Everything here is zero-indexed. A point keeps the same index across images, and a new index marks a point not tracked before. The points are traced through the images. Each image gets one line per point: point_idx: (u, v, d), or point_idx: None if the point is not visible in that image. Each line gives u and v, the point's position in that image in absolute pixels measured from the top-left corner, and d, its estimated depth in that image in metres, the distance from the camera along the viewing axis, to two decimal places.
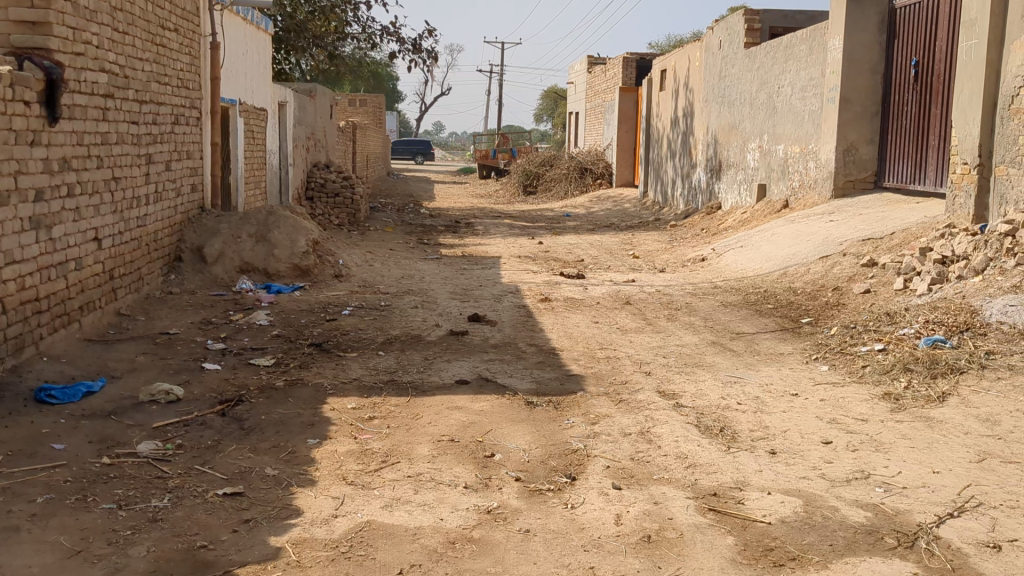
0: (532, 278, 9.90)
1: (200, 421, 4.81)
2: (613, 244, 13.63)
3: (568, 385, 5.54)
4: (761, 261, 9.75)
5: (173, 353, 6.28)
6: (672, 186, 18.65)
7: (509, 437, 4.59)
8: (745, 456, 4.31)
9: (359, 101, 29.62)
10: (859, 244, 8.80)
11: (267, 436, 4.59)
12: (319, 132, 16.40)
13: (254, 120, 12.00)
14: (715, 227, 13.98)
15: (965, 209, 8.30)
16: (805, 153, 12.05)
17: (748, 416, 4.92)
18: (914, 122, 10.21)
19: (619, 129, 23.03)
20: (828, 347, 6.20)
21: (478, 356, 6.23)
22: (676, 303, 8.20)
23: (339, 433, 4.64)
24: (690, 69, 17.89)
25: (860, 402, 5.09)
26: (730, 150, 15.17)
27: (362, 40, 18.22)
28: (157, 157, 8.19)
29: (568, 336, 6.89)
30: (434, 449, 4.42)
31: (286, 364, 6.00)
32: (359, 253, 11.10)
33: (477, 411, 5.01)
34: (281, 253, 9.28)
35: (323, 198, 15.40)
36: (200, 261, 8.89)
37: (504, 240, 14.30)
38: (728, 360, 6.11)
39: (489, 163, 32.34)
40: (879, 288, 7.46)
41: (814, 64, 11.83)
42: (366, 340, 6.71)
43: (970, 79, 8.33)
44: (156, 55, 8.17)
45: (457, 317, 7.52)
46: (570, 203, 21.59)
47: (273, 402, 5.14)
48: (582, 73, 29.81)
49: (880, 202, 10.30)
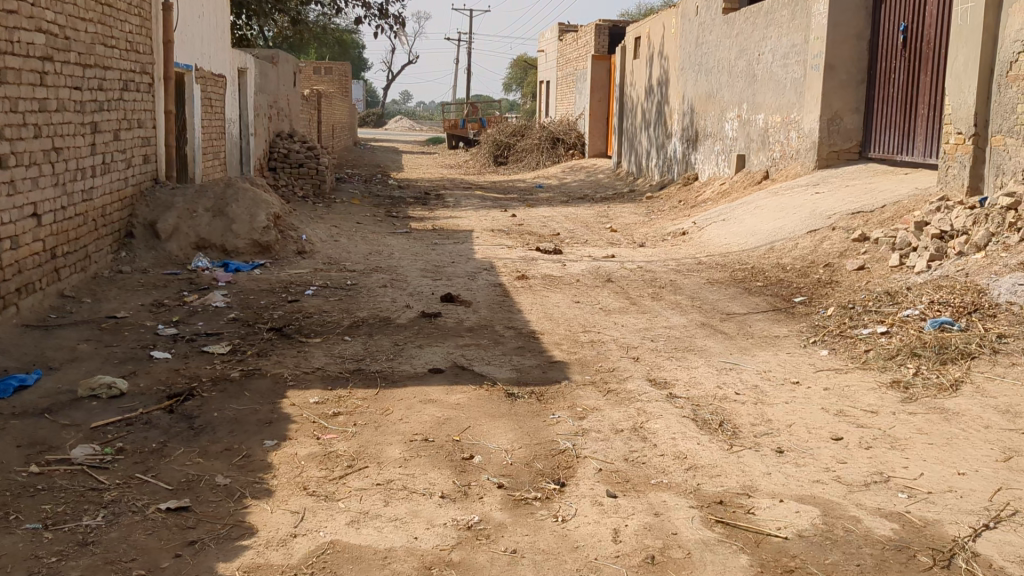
0: (506, 254, 9.44)
1: (145, 419, 4.32)
2: (589, 217, 13.21)
3: (550, 374, 5.11)
4: (746, 235, 9.36)
5: (119, 340, 5.76)
6: (647, 156, 18.23)
7: (489, 436, 4.15)
8: (750, 456, 3.90)
9: (324, 69, 29.00)
10: (848, 218, 8.42)
11: (219, 437, 4.12)
12: (282, 99, 15.77)
13: (211, 86, 11.37)
14: (693, 199, 13.60)
15: (959, 180, 7.93)
16: (786, 122, 11.65)
17: (749, 408, 4.52)
18: (902, 91, 9.83)
19: (592, 97, 22.51)
20: (826, 329, 5.81)
21: (452, 341, 5.77)
22: (661, 280, 7.79)
23: (300, 433, 4.18)
24: (664, 36, 17.41)
25: (868, 392, 4.71)
26: (707, 120, 14.75)
27: (327, 5, 17.54)
28: (104, 125, 7.61)
29: (548, 317, 6.45)
30: (406, 451, 3.97)
31: (243, 352, 5.52)
32: (324, 227, 10.57)
33: (452, 405, 4.57)
34: (240, 229, 8.75)
35: (287, 170, 14.81)
36: (153, 237, 8.34)
37: (477, 212, 13.78)
38: (720, 344, 5.70)
39: (458, 134, 31.72)
40: (873, 265, 7.09)
41: (797, 30, 11.40)
42: (331, 323, 6.24)
43: (965, 44, 7.93)
44: (101, 15, 7.56)
45: (428, 297, 7.05)
46: (542, 174, 21.11)
47: (227, 397, 4.66)
48: (553, 41, 29.14)
49: (867, 173, 9.94)
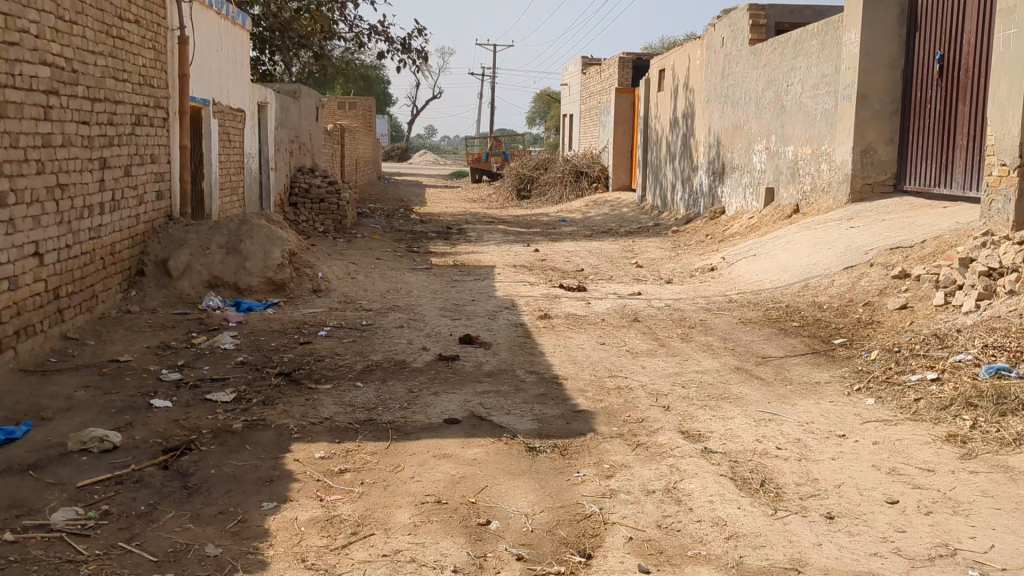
0: (529, 291, 9.09)
1: (137, 477, 4.01)
2: (614, 252, 12.87)
3: (575, 425, 4.74)
4: (778, 272, 8.98)
5: (119, 386, 5.46)
6: (673, 189, 17.89)
7: (507, 497, 3.79)
8: (797, 523, 3.51)
9: (349, 104, 28.99)
10: (887, 253, 8.02)
11: (213, 499, 3.78)
12: (304, 134, 15.60)
13: (229, 121, 11.18)
14: (721, 233, 13.22)
15: (1003, 214, 7.51)
16: (817, 154, 11.29)
17: (792, 466, 4.13)
18: (939, 121, 9.44)
19: (616, 130, 22.24)
20: (871, 375, 5.41)
21: (470, 387, 5.42)
22: (691, 320, 7.41)
23: (302, 494, 3.84)
24: (689, 68, 17.14)
25: (922, 447, 4.30)
26: (735, 151, 14.40)
27: (351, 41, 17.41)
28: (113, 160, 7.38)
29: (572, 361, 6.08)
30: (415, 516, 3.62)
31: (248, 400, 5.20)
32: (341, 264, 10.28)
33: (469, 461, 4.21)
34: (253, 266, 8.48)
35: (307, 205, 14.60)
36: (164, 275, 8.08)
37: (498, 248, 13.47)
38: (757, 391, 5.31)
39: (481, 167, 31.56)
40: (916, 304, 6.68)
41: (827, 59, 11.07)
42: (343, 367, 5.91)
43: (1007, 71, 7.55)
44: (112, 48, 7.35)
45: (446, 338, 6.71)
46: (566, 208, 20.80)
47: (226, 451, 4.34)
48: (576, 74, 29.00)
49: (903, 207, 9.55)
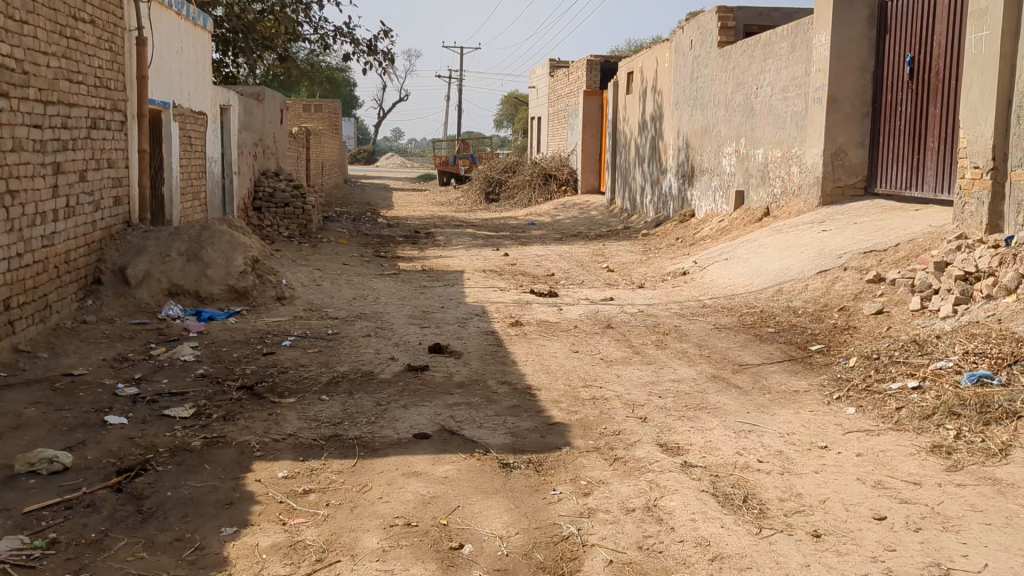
0: (499, 297, 8.92)
1: (88, 501, 3.78)
2: (584, 256, 12.73)
3: (550, 438, 4.57)
4: (752, 276, 8.89)
5: (72, 402, 5.21)
6: (642, 192, 17.81)
7: (480, 519, 3.61)
8: (784, 543, 3.37)
9: (314, 107, 28.64)
10: (861, 257, 7.95)
11: (169, 524, 3.57)
12: (268, 137, 15.32)
13: (190, 124, 10.89)
14: (691, 237, 13.14)
15: (976, 217, 7.46)
16: (787, 157, 11.23)
17: (775, 480, 3.99)
18: (909, 123, 9.41)
19: (584, 133, 22.14)
20: (851, 384, 5.30)
21: (440, 399, 5.24)
22: (665, 326, 7.27)
23: (264, 517, 3.64)
24: (658, 71, 17.07)
25: (906, 459, 4.19)
26: (704, 154, 14.34)
27: (315, 43, 17.13)
28: (68, 165, 7.11)
29: (545, 370, 5.92)
30: (384, 540, 3.43)
31: (208, 415, 4.97)
32: (306, 270, 10.04)
33: (440, 479, 4.03)
34: (215, 274, 8.23)
35: (272, 209, 14.33)
36: (122, 284, 7.80)
37: (467, 252, 13.28)
38: (735, 401, 5.17)
39: (449, 170, 31.35)
40: (893, 309, 6.60)
41: (797, 62, 11.02)
42: (308, 379, 5.70)
43: (980, 74, 7.50)
44: (66, 49, 7.09)
45: (415, 347, 6.51)
46: (534, 211, 20.66)
47: (184, 472, 4.12)
48: (544, 77, 28.87)
49: (875, 210, 9.50)
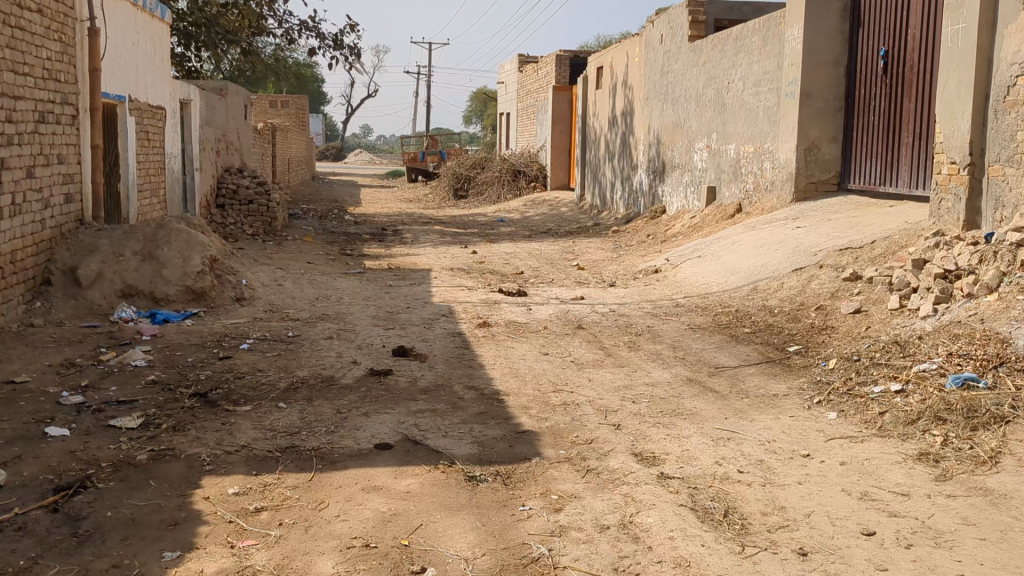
0: (467, 296, 8.67)
1: (19, 524, 3.48)
2: (554, 253, 12.50)
3: (519, 448, 4.33)
4: (726, 274, 8.69)
5: (11, 412, 4.88)
6: (612, 188, 17.63)
7: (444, 539, 3.37)
8: (769, 563, 3.15)
9: (280, 102, 28.13)
10: (836, 254, 7.79)
11: (106, 549, 3.28)
12: (231, 133, 14.94)
13: (148, 119, 10.52)
14: (663, 233, 12.97)
15: (953, 213, 7.32)
16: (759, 153, 11.08)
17: (757, 492, 3.78)
18: (883, 119, 9.28)
19: (554, 129, 21.92)
20: (831, 387, 5.12)
21: (404, 406, 4.99)
22: (637, 327, 7.07)
23: (211, 539, 3.37)
24: (628, 65, 16.88)
25: (892, 468, 4.00)
26: (675, 150, 14.17)
27: (281, 38, 16.74)
28: (13, 161, 6.75)
29: (514, 374, 5.68)
30: (341, 564, 3.18)
31: (158, 425, 4.69)
32: (268, 270, 9.72)
33: (402, 494, 3.78)
34: (171, 274, 7.92)
35: (235, 206, 13.97)
36: (72, 284, 7.45)
37: (435, 249, 13.03)
38: (712, 405, 4.96)
39: (417, 167, 30.99)
40: (871, 308, 6.43)
41: (769, 57, 10.86)
42: (265, 386, 5.43)
43: (956, 68, 7.34)
44: (10, 38, 6.72)
45: (379, 351, 6.25)
46: (503, 208, 20.42)
47: (127, 489, 3.83)
48: (513, 72, 28.60)
49: (848, 206, 9.35)
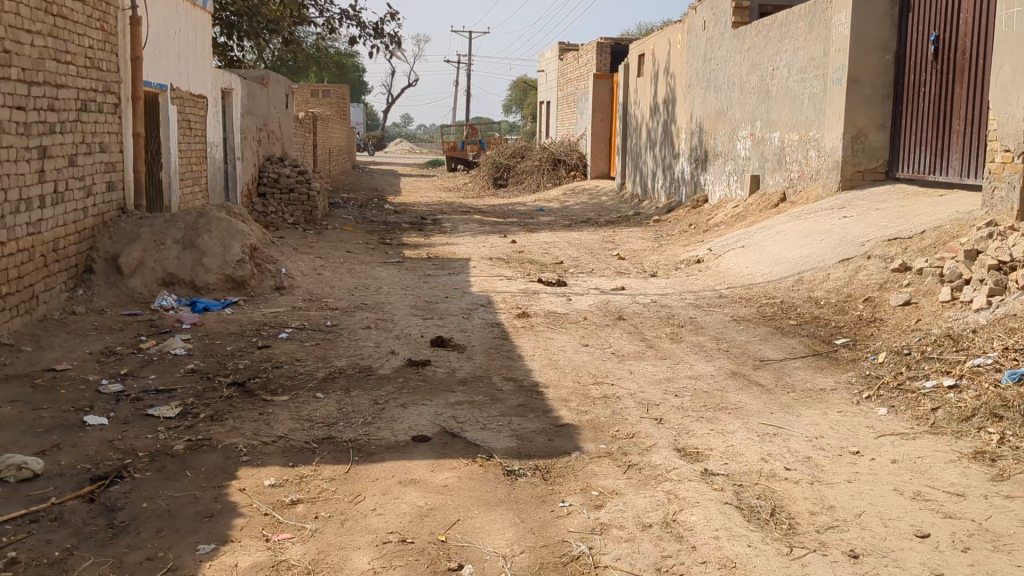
0: (506, 286, 8.59)
1: (56, 513, 3.46)
2: (594, 243, 12.38)
3: (559, 442, 4.24)
4: (770, 264, 8.51)
5: (52, 400, 4.90)
6: (653, 177, 17.43)
7: (482, 535, 3.29)
8: (818, 565, 3.04)
9: (321, 92, 28.23)
10: (885, 244, 7.58)
11: (141, 541, 3.25)
12: (273, 122, 14.98)
13: (189, 107, 10.56)
14: (705, 223, 12.78)
15: (1007, 203, 7.08)
16: (804, 140, 10.85)
17: (804, 491, 3.66)
18: (933, 105, 9.03)
19: (594, 117, 21.73)
20: (881, 381, 4.97)
21: (442, 398, 4.92)
22: (679, 318, 6.94)
23: (246, 533, 3.33)
24: (670, 53, 16.65)
25: (946, 467, 3.85)
26: (718, 138, 13.95)
27: (322, 27, 16.75)
28: (55, 149, 6.77)
29: (554, 366, 5.59)
30: (376, 560, 3.12)
31: (195, 415, 4.67)
32: (308, 259, 9.72)
33: (439, 488, 3.71)
34: (211, 263, 7.93)
35: (276, 195, 14.02)
36: (114, 272, 7.48)
37: (474, 238, 12.96)
38: (757, 400, 4.83)
39: (457, 156, 30.96)
40: (921, 300, 6.24)
41: (815, 42, 10.61)
42: (302, 375, 5.39)
43: (1011, 52, 7.10)
44: (51, 26, 6.74)
45: (417, 341, 6.19)
46: (543, 197, 20.29)
47: (164, 479, 3.81)
48: (553, 61, 28.40)
49: (896, 195, 9.12)
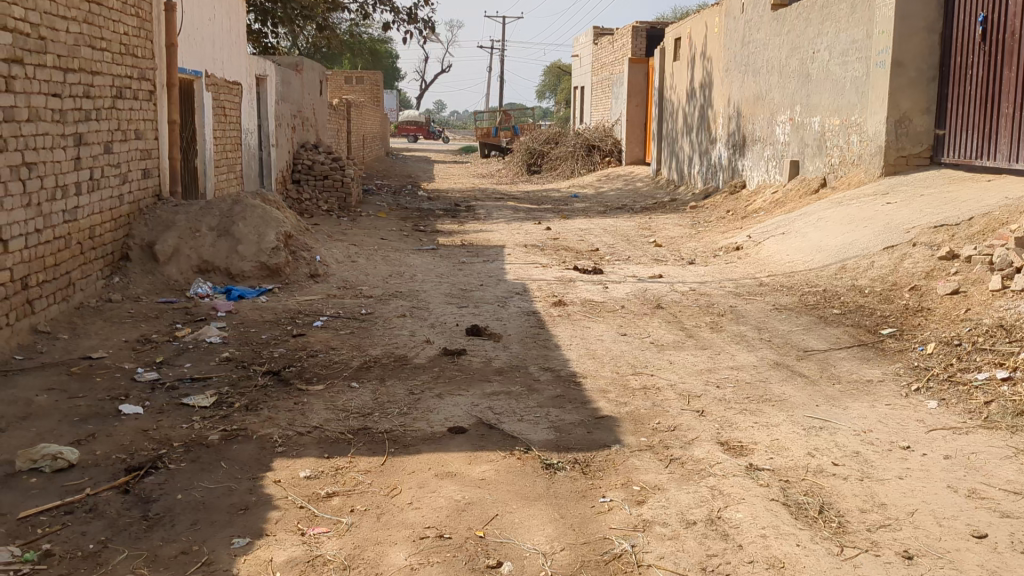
0: (542, 274, 8.49)
1: (90, 505, 3.43)
2: (630, 229, 12.24)
3: (598, 434, 4.15)
4: (811, 252, 8.33)
5: (88, 389, 4.88)
6: (689, 163, 17.21)
7: (521, 531, 3.21)
8: (871, 567, 2.92)
9: (355, 78, 28.22)
10: (931, 231, 7.37)
11: (175, 534, 3.21)
12: (307, 109, 14.96)
13: (224, 94, 10.55)
14: (743, 209, 12.58)
15: None
16: (845, 125, 10.62)
17: (854, 487, 3.53)
18: (980, 89, 8.78)
19: (629, 103, 21.51)
20: (931, 373, 4.82)
21: (478, 388, 4.84)
22: (719, 307, 6.80)
23: (282, 526, 3.27)
24: (707, 36, 16.39)
25: (1002, 464, 3.70)
26: (756, 123, 13.72)
27: (356, 13, 16.70)
28: (91, 136, 6.76)
29: (592, 356, 5.49)
30: (414, 556, 3.04)
31: (230, 404, 4.63)
32: (342, 246, 9.68)
33: (477, 482, 3.64)
34: (246, 250, 7.92)
35: (310, 181, 14.00)
36: (150, 260, 7.48)
37: (509, 225, 12.87)
38: (802, 392, 4.70)
39: (490, 142, 30.88)
40: (971, 289, 6.06)
41: (858, 24, 10.36)
42: (337, 364, 5.34)
43: None
44: (87, 13, 6.72)
45: (452, 330, 6.11)
46: (577, 183, 20.14)
47: (198, 470, 3.77)
48: (588, 46, 28.16)
49: (942, 181, 8.89)
